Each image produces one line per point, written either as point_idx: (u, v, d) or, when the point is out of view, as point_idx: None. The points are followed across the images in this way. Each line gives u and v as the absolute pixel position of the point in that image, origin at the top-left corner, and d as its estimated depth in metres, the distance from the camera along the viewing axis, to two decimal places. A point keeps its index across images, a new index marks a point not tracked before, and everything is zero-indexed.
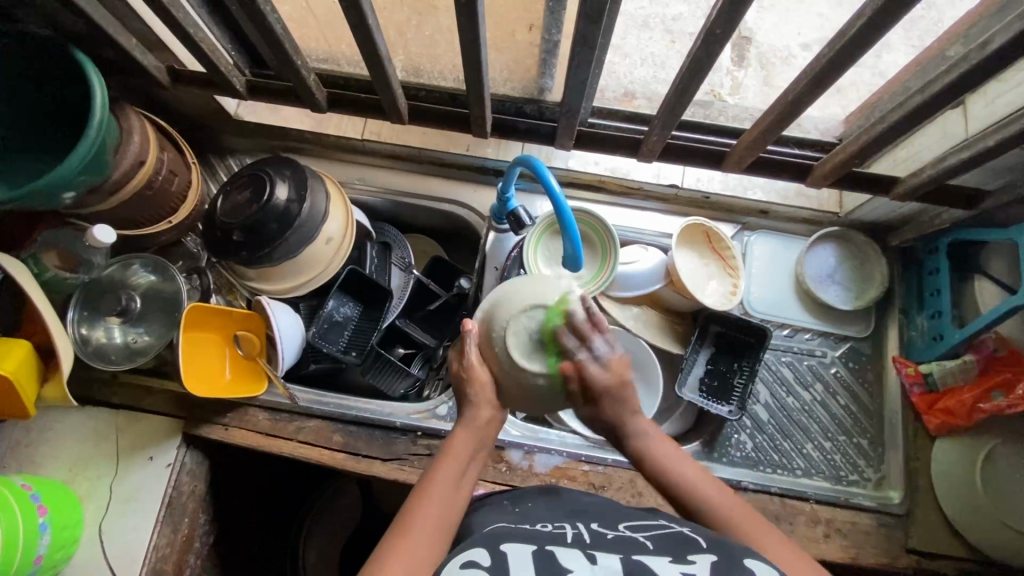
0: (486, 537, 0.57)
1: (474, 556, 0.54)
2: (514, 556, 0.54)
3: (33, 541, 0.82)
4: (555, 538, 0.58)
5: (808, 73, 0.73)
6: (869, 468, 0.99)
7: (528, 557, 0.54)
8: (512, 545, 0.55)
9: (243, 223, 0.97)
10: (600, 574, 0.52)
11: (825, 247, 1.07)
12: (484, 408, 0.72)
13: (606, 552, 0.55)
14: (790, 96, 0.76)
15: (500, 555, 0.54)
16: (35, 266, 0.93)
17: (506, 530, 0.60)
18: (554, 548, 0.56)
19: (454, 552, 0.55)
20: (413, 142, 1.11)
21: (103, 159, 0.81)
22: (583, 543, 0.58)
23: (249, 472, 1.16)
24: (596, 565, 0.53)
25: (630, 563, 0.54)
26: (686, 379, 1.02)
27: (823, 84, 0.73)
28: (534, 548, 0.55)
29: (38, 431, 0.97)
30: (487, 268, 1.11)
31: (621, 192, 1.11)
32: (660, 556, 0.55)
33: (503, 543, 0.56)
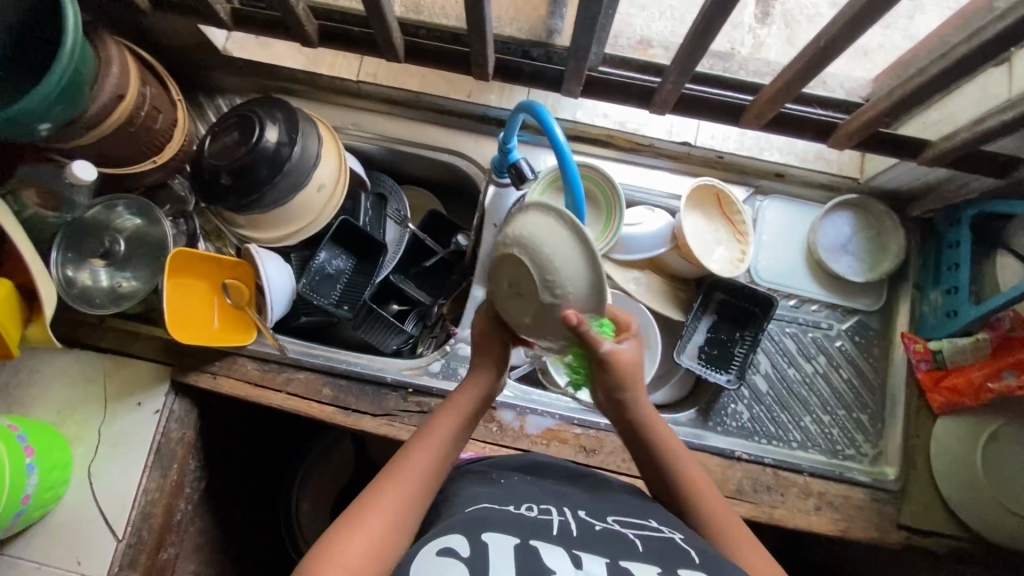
0: (470, 521, 0.57)
1: (452, 545, 0.54)
2: (495, 550, 0.54)
3: (20, 482, 0.82)
4: (539, 529, 0.58)
5: (845, 14, 0.66)
6: (866, 443, 0.97)
7: (510, 553, 0.53)
8: (493, 537, 0.55)
9: (231, 165, 0.93)
10: None
11: (841, 215, 1.02)
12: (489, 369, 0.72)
13: (593, 556, 0.55)
14: (823, 41, 0.70)
15: (479, 547, 0.54)
16: (14, 202, 0.89)
17: (491, 510, 0.60)
18: (538, 544, 0.55)
19: (431, 537, 0.56)
20: (410, 85, 1.06)
21: (79, 90, 0.76)
22: (568, 539, 0.57)
23: (246, 423, 1.18)
24: (580, 571, 0.53)
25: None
26: (685, 347, 0.99)
27: (858, 29, 0.66)
28: (517, 542, 0.55)
29: (26, 372, 0.95)
30: (485, 226, 1.05)
31: (630, 148, 1.05)
32: (647, 566, 0.55)
33: (485, 532, 0.56)
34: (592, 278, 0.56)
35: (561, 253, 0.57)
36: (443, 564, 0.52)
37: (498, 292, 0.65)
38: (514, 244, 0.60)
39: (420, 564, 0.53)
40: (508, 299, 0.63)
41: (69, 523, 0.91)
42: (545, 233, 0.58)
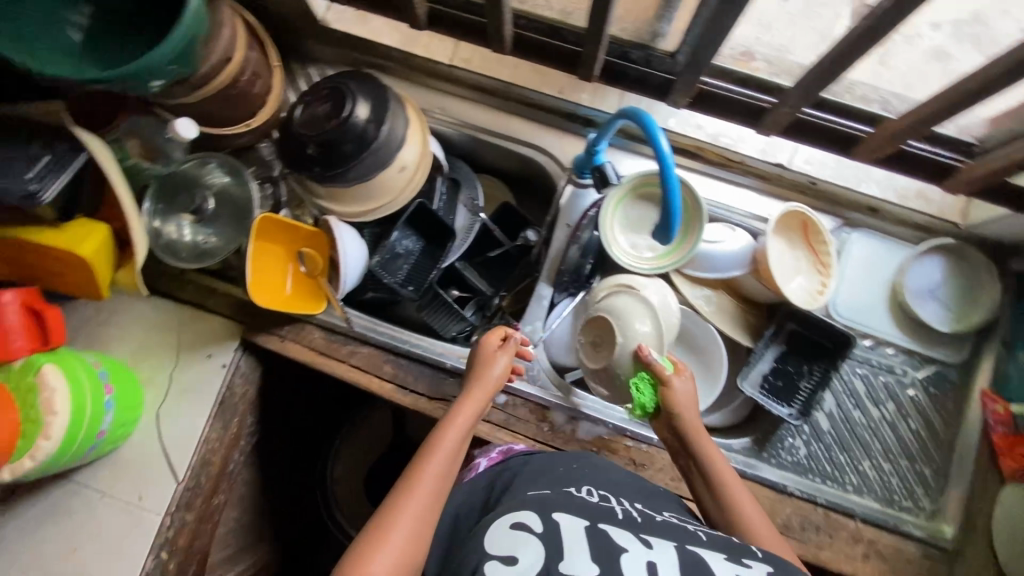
0: (541, 504, 0.65)
1: (528, 520, 0.62)
2: (568, 529, 0.61)
3: (99, 416, 0.86)
4: (606, 516, 0.65)
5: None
6: (925, 497, 0.94)
7: (582, 532, 0.60)
8: (565, 517, 0.62)
9: (320, 137, 0.94)
10: (654, 558, 0.59)
11: (934, 260, 0.98)
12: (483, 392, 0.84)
13: (660, 539, 0.62)
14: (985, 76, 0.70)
15: (552, 524, 0.61)
16: (118, 150, 0.91)
17: (558, 497, 0.67)
18: (607, 527, 0.62)
19: (506, 513, 0.64)
20: (503, 74, 1.06)
21: (194, 51, 0.78)
22: (633, 525, 0.64)
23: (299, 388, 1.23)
24: (652, 550, 0.59)
25: (683, 554, 0.60)
26: (749, 373, 0.97)
27: None
28: (587, 523, 0.62)
29: (107, 312, 1.00)
30: (558, 224, 1.05)
31: (719, 162, 1.02)
32: (715, 552, 0.61)
33: (555, 513, 0.63)
34: (654, 333, 0.91)
35: (639, 321, 0.91)
36: (519, 535, 0.60)
37: (583, 346, 0.96)
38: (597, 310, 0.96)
39: (500, 535, 0.60)
40: (590, 351, 0.95)
41: (135, 460, 0.96)
42: (621, 304, 0.93)
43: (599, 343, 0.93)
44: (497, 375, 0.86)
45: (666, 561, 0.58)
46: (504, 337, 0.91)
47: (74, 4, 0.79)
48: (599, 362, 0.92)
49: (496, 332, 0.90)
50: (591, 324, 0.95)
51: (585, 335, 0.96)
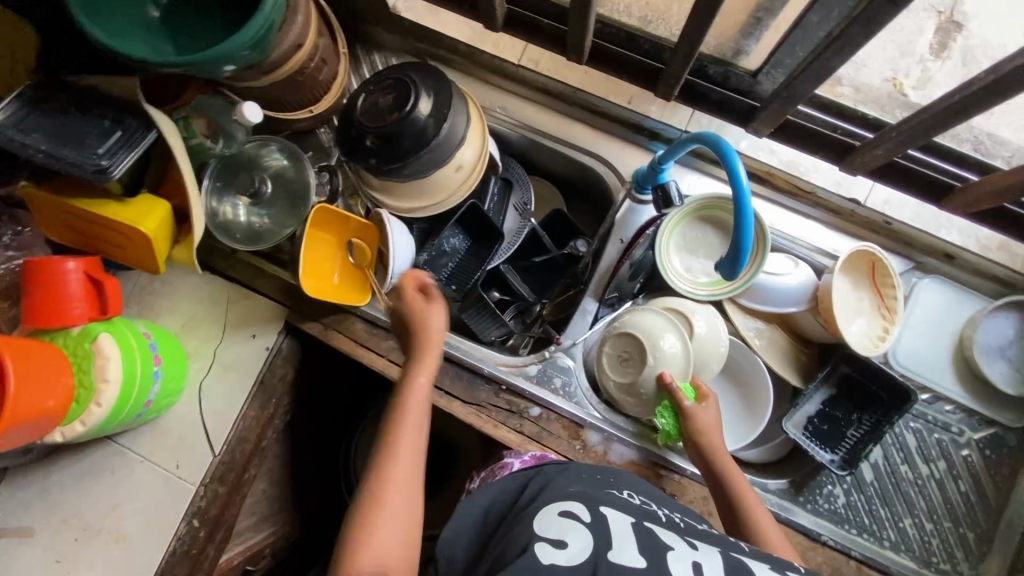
0: (589, 497, 0.67)
1: (577, 510, 0.64)
2: (613, 521, 0.63)
3: (146, 386, 0.88)
4: (651, 517, 0.67)
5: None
6: (967, 564, 0.90)
7: (627, 526, 0.62)
8: (612, 512, 0.64)
9: (381, 129, 0.93)
10: (700, 560, 0.59)
11: (1009, 316, 0.91)
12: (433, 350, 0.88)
13: (706, 543, 0.63)
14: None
15: (598, 516, 0.63)
16: (184, 127, 0.90)
17: (605, 496, 0.70)
18: (651, 526, 0.64)
19: (556, 502, 0.66)
20: (572, 80, 1.03)
21: (269, 36, 0.77)
22: (677, 529, 0.65)
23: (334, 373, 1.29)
24: (697, 552, 0.60)
25: (728, 560, 0.60)
26: (795, 414, 0.93)
27: None
28: (633, 520, 0.64)
29: (159, 283, 1.02)
30: (611, 238, 1.02)
31: (788, 191, 0.97)
32: (760, 562, 0.61)
33: (602, 506, 0.65)
34: (683, 353, 0.90)
35: (665, 338, 0.90)
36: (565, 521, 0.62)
37: (607, 361, 0.94)
38: (624, 326, 0.93)
39: (547, 518, 0.63)
40: (613, 363, 0.94)
41: (175, 428, 0.99)
42: (649, 320, 0.92)
43: (626, 357, 0.92)
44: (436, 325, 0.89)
45: (708, 561, 0.59)
46: (424, 285, 0.93)
47: None
48: (626, 377, 0.92)
49: (410, 284, 0.92)
50: (618, 337, 0.93)
51: (611, 345, 0.94)
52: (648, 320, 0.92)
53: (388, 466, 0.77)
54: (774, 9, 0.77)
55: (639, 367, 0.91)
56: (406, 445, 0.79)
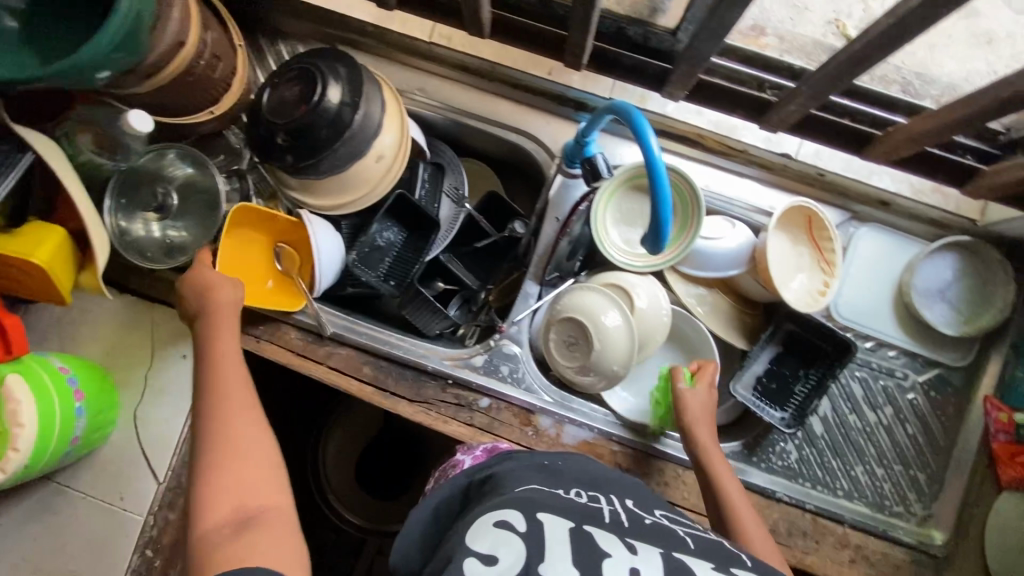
0: (526, 504, 0.61)
1: (512, 520, 0.58)
2: (551, 531, 0.57)
3: (69, 425, 0.83)
4: (592, 515, 0.61)
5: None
6: (917, 502, 0.92)
7: (565, 533, 0.57)
8: (550, 518, 0.59)
9: (289, 125, 0.87)
10: (638, 566, 0.55)
11: (946, 257, 0.91)
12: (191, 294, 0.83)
13: (645, 544, 0.59)
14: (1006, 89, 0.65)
15: (537, 526, 0.57)
16: (69, 147, 0.85)
17: (544, 497, 0.63)
18: (591, 529, 0.59)
19: (490, 510, 0.60)
20: (488, 55, 0.98)
21: (141, 38, 0.70)
22: (620, 528, 0.61)
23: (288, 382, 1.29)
24: (635, 556, 0.56)
25: (669, 561, 0.56)
26: (743, 376, 0.93)
27: None
28: (572, 525, 0.58)
29: (75, 311, 0.96)
30: (546, 218, 0.98)
31: (720, 151, 0.94)
32: (702, 560, 0.58)
33: (540, 512, 0.60)
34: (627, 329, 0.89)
35: (606, 316, 0.88)
36: (499, 535, 0.56)
37: (553, 345, 0.92)
38: (568, 312, 0.90)
39: (479, 532, 0.57)
40: (559, 347, 0.92)
41: (114, 460, 0.95)
42: (592, 300, 0.89)
43: (573, 343, 0.90)
44: (212, 277, 0.83)
45: (650, 569, 0.55)
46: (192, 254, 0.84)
47: None
48: (574, 362, 0.90)
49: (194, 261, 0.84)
50: (563, 322, 0.91)
51: (557, 330, 0.91)
52: (593, 303, 0.89)
53: (219, 429, 0.70)
54: None
55: (587, 352, 0.89)
56: (235, 406, 0.72)
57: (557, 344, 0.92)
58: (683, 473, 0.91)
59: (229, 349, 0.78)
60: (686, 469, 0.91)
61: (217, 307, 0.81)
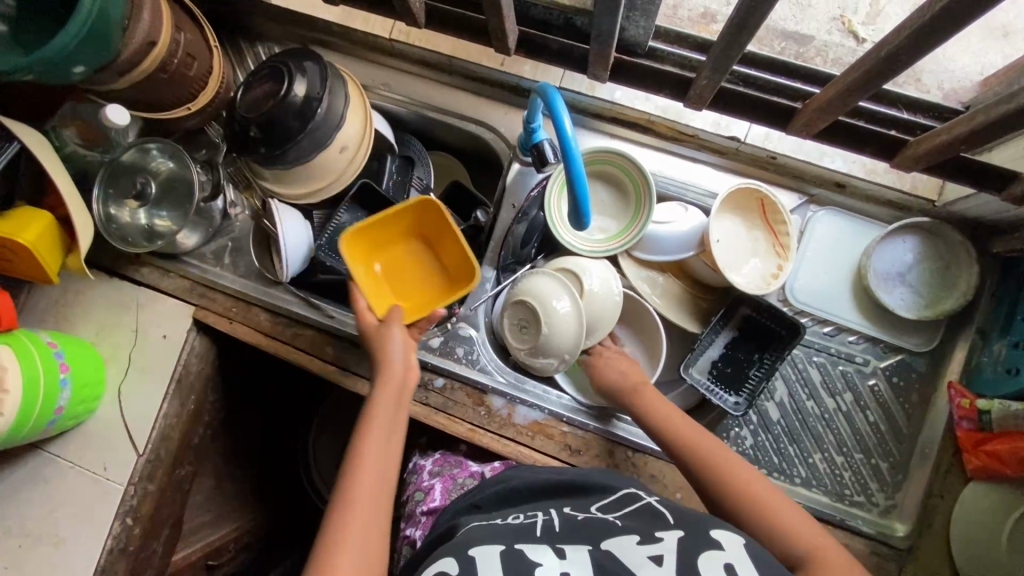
0: (458, 542, 0.64)
1: (445, 567, 0.61)
2: (482, 559, 0.61)
3: (53, 393, 0.90)
4: (525, 534, 0.65)
5: (913, 22, 0.54)
6: (880, 493, 0.89)
7: (496, 556, 0.61)
8: (481, 548, 0.62)
9: (260, 118, 0.94)
10: (567, 569, 0.60)
11: (904, 240, 0.90)
12: (397, 365, 0.83)
13: (575, 547, 0.63)
14: (885, 49, 0.58)
15: (468, 563, 0.60)
16: (56, 139, 0.93)
17: (480, 529, 0.68)
18: (523, 545, 0.63)
19: (429, 563, 0.63)
20: (444, 49, 1.02)
21: (108, 37, 0.78)
22: (552, 536, 0.65)
23: (278, 371, 1.32)
24: (564, 560, 0.61)
25: (597, 554, 0.61)
26: (695, 360, 0.92)
27: (935, 42, 0.54)
28: (503, 548, 0.62)
29: (71, 293, 1.04)
30: (504, 204, 1.01)
31: (671, 137, 0.96)
32: (629, 536, 0.63)
33: (473, 547, 0.63)
34: (575, 314, 0.89)
35: (557, 299, 0.89)
36: None
37: (506, 327, 0.94)
38: (523, 294, 0.91)
39: None
40: (512, 330, 0.93)
41: (99, 433, 1.01)
42: (543, 284, 0.90)
43: (524, 325, 0.92)
44: (393, 353, 0.84)
45: (581, 569, 0.60)
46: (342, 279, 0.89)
47: None
48: (524, 344, 0.92)
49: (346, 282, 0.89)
50: (515, 305, 0.92)
51: (510, 314, 0.93)
52: (542, 288, 0.90)
53: (348, 503, 0.69)
54: None
55: (535, 335, 0.90)
56: (373, 476, 0.72)
57: (511, 328, 0.94)
58: (633, 456, 0.91)
59: (385, 417, 0.79)
60: (636, 452, 0.91)
61: (393, 379, 0.82)
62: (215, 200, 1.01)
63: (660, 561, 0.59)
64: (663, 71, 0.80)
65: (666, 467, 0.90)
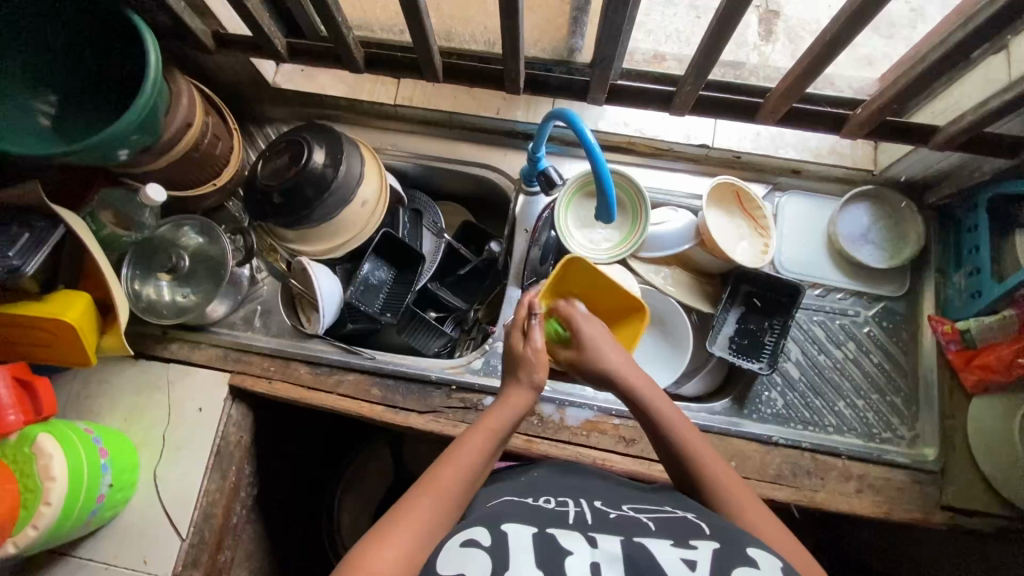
0: (490, 519, 0.63)
1: (476, 537, 0.60)
2: (515, 539, 0.59)
3: (95, 480, 0.86)
4: (556, 520, 0.63)
5: (847, 10, 0.71)
6: (902, 426, 0.98)
7: (527, 540, 0.58)
8: (512, 527, 0.61)
9: (282, 185, 1.00)
10: (598, 558, 0.57)
11: (858, 206, 1.07)
12: (528, 385, 0.79)
13: (606, 537, 0.60)
14: (830, 35, 0.75)
15: (501, 537, 0.59)
16: (93, 223, 0.95)
17: (512, 507, 0.66)
18: (555, 531, 0.61)
19: (457, 532, 0.62)
20: (443, 106, 1.13)
21: (155, 120, 0.85)
22: (584, 525, 0.63)
23: (299, 442, 1.26)
24: (596, 550, 0.58)
25: (628, 547, 0.58)
26: (716, 337, 1.03)
27: (863, 22, 0.72)
28: (534, 532, 0.60)
29: (96, 382, 1.02)
30: (517, 231, 1.12)
31: (650, 153, 1.12)
32: (662, 539, 0.60)
33: (504, 526, 0.61)
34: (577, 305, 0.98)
35: None
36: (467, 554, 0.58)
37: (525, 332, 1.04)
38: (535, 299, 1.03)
39: (447, 558, 0.58)
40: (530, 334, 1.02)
41: (135, 525, 0.95)
42: None
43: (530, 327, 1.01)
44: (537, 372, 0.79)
45: (611, 560, 0.56)
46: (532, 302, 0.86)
47: (42, 94, 0.85)
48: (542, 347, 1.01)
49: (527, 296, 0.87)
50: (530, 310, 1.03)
51: None
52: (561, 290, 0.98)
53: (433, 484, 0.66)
54: (583, 8, 0.93)
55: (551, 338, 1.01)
56: (466, 474, 0.68)
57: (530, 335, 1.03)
58: None
59: (502, 424, 0.75)
60: None
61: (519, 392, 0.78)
62: (245, 265, 1.08)
63: (694, 564, 0.56)
64: (645, 91, 0.95)
65: (717, 439, 0.96)
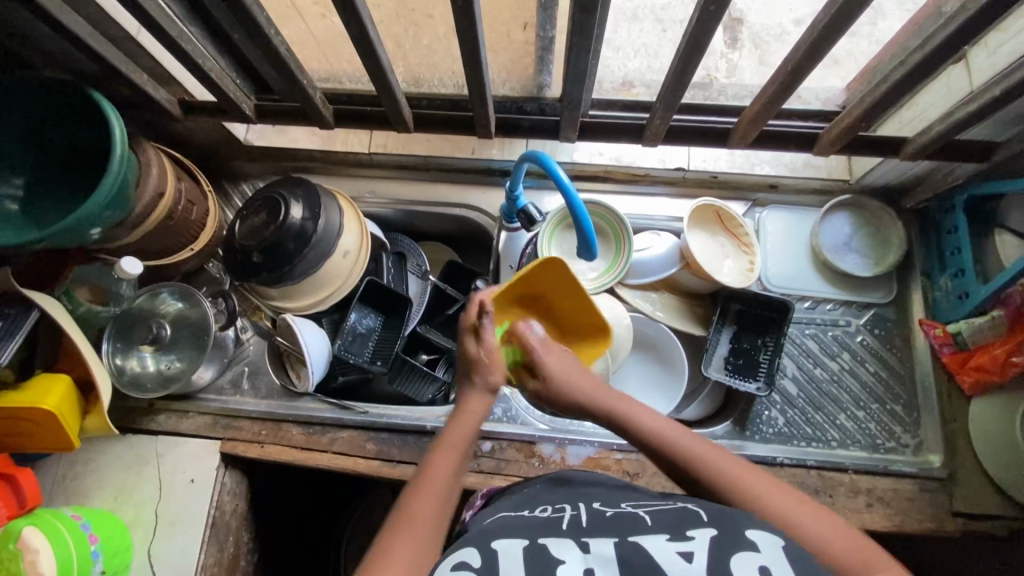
0: (479, 536, 0.61)
1: (467, 557, 0.57)
2: (505, 554, 0.57)
3: (85, 570, 0.83)
4: (549, 528, 0.62)
5: (808, 40, 0.72)
6: (905, 434, 0.98)
7: (519, 553, 0.57)
8: (503, 543, 0.59)
9: (262, 243, 0.98)
10: (592, 564, 0.56)
11: (839, 216, 1.07)
12: (483, 394, 0.80)
13: (600, 539, 0.59)
14: (792, 64, 0.76)
15: (490, 556, 0.57)
16: (69, 302, 0.95)
17: (505, 519, 0.65)
18: (547, 540, 0.59)
19: (448, 552, 0.59)
20: (419, 151, 1.14)
21: (126, 195, 0.84)
22: (577, 530, 0.61)
23: (298, 501, 1.23)
24: (589, 554, 0.57)
25: (623, 549, 0.56)
26: (710, 360, 1.02)
27: (822, 49, 0.72)
28: (526, 544, 0.58)
29: (81, 463, 0.99)
30: (502, 268, 1.11)
31: (628, 179, 1.12)
32: (659, 534, 0.58)
33: (493, 542, 0.59)
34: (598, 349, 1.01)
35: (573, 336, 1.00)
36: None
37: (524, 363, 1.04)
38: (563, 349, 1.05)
39: None
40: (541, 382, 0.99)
41: None
42: None
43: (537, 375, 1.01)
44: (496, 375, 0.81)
45: (606, 564, 0.55)
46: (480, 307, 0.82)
47: (7, 178, 0.84)
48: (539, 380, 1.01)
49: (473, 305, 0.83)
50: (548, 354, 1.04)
51: None
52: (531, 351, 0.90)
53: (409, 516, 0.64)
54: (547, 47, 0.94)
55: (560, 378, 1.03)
56: (437, 496, 0.67)
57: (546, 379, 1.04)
58: None
59: (463, 441, 0.74)
60: None
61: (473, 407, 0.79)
62: (229, 329, 1.04)
63: (691, 557, 0.54)
64: (617, 123, 0.95)
65: None
